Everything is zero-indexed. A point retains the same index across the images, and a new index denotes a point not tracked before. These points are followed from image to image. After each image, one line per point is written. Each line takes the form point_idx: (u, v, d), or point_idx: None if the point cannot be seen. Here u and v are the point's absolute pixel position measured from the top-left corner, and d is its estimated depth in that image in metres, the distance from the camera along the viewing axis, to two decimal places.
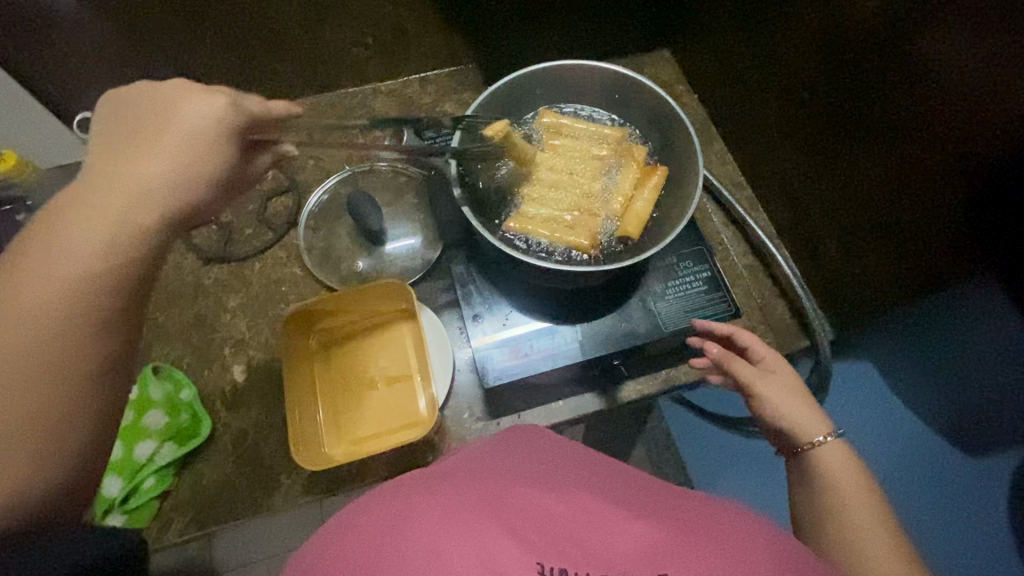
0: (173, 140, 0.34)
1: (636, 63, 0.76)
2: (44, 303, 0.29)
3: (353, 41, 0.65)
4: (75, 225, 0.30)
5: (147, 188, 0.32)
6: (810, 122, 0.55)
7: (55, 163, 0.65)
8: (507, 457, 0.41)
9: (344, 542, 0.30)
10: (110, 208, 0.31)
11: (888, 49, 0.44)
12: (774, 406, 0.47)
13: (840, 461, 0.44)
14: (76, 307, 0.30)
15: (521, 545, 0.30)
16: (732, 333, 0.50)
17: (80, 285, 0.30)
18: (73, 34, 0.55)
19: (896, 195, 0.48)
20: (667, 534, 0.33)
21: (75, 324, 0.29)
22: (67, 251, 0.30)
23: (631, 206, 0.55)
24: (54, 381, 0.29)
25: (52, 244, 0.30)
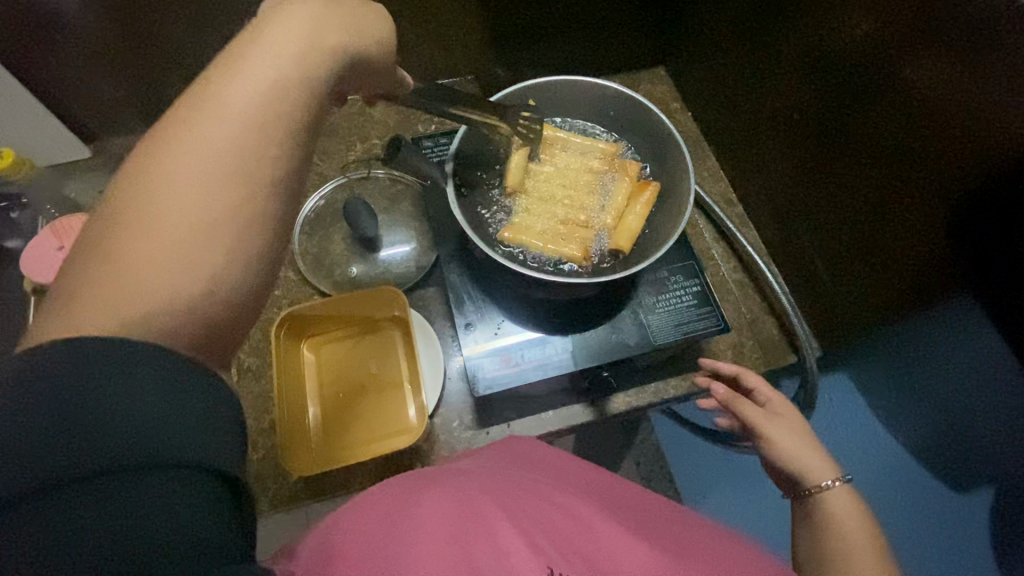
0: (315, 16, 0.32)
1: (633, 79, 0.77)
2: (202, 161, 0.26)
3: None
4: (240, 84, 0.28)
5: (290, 61, 0.29)
6: (800, 142, 0.56)
7: (52, 162, 0.65)
8: (514, 466, 0.41)
9: (352, 525, 0.30)
10: (271, 72, 0.29)
11: (877, 75, 0.46)
12: (783, 449, 0.47)
13: (845, 501, 0.44)
14: (234, 162, 0.27)
15: (532, 549, 0.30)
16: (739, 374, 0.52)
17: (236, 143, 0.27)
18: (76, 36, 0.55)
19: (883, 215, 0.49)
20: (674, 563, 0.33)
21: (228, 180, 0.27)
22: (225, 108, 0.27)
23: (623, 219, 0.55)
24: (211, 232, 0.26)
25: (204, 107, 0.27)
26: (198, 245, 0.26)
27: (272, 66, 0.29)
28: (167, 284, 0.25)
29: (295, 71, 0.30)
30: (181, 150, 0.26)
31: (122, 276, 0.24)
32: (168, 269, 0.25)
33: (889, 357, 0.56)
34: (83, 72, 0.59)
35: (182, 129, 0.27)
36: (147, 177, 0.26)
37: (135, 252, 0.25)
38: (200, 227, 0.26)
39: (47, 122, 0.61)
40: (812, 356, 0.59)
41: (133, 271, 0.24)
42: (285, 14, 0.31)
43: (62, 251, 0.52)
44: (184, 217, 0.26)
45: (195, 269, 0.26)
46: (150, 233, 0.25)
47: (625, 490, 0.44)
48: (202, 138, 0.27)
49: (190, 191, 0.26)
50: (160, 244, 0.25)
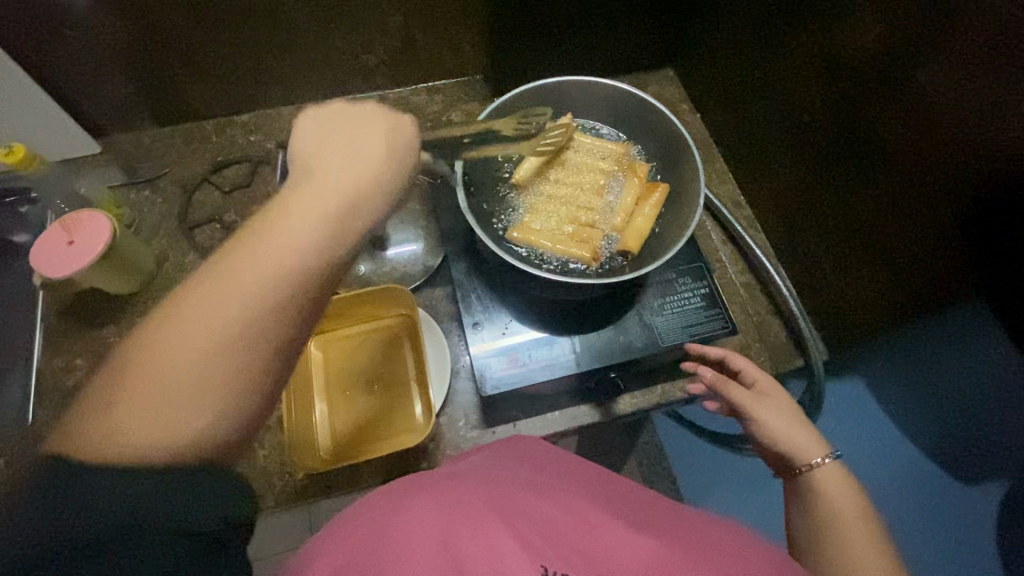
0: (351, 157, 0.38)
1: (641, 81, 0.77)
2: (245, 282, 0.30)
3: (365, 48, 0.65)
4: (292, 215, 0.33)
5: (330, 198, 0.35)
6: (809, 145, 0.56)
7: (61, 157, 0.65)
8: (503, 464, 0.41)
9: (335, 549, 0.29)
10: (321, 203, 0.34)
11: (888, 80, 0.46)
12: (770, 427, 0.47)
13: (836, 480, 0.44)
14: (273, 285, 0.30)
15: (525, 547, 0.30)
16: (724, 356, 0.52)
17: (280, 265, 0.31)
18: (87, 31, 0.55)
19: (893, 220, 0.48)
20: (669, 548, 0.33)
21: (260, 301, 0.30)
22: (275, 236, 0.32)
23: (632, 221, 0.55)
24: (236, 348, 0.29)
25: (261, 233, 0.32)
26: (221, 359, 0.29)
27: (322, 199, 0.34)
28: (192, 400, 0.28)
29: (341, 204, 0.34)
30: (229, 272, 0.30)
31: (156, 386, 0.28)
32: (195, 384, 0.28)
33: (888, 359, 0.56)
34: (93, 68, 0.59)
35: (237, 253, 0.31)
36: (193, 297, 0.30)
37: (168, 364, 0.28)
38: (227, 342, 0.29)
39: (57, 118, 0.61)
40: (819, 359, 0.59)
41: (164, 380, 0.28)
42: (337, 154, 0.37)
43: (73, 247, 0.52)
44: (217, 331, 0.29)
45: (219, 384, 0.29)
46: (185, 346, 0.28)
47: (624, 487, 0.43)
48: (250, 261, 0.31)
49: (223, 304, 0.29)
50: (191, 362, 0.28)
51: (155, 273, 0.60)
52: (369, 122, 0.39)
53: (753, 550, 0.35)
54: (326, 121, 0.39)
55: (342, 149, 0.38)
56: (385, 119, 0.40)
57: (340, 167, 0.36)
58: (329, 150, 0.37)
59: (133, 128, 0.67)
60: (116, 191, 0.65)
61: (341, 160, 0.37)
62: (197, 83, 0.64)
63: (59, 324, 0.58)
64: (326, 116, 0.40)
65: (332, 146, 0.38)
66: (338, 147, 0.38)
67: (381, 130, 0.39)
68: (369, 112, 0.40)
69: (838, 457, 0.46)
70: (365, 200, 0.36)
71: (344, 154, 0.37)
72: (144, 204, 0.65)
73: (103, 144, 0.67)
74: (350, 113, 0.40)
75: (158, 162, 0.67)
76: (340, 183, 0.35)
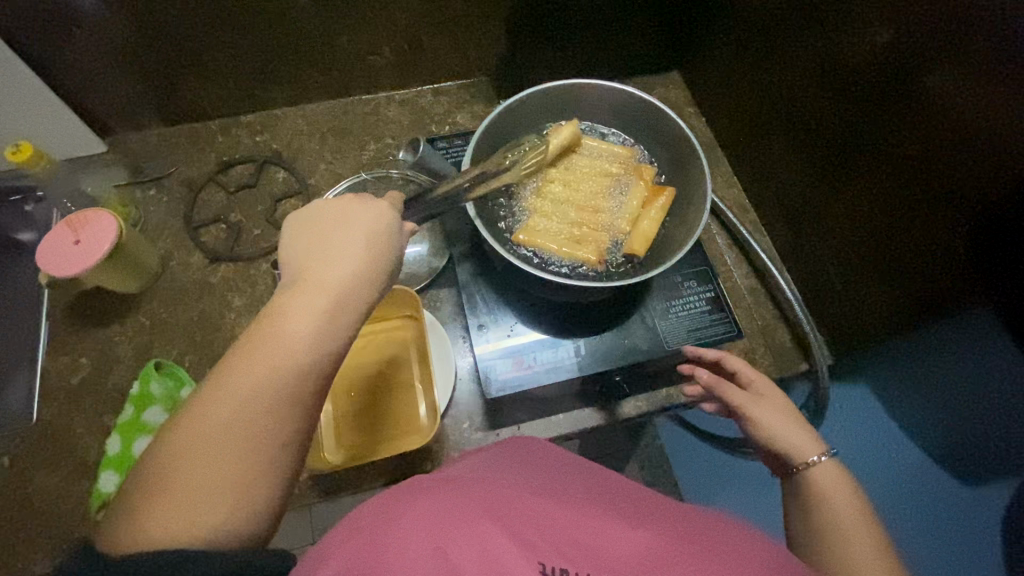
0: (342, 239, 0.36)
1: (646, 84, 0.77)
2: (248, 385, 0.30)
3: (371, 49, 0.65)
4: (285, 318, 0.32)
5: (333, 288, 0.34)
6: (815, 150, 0.56)
7: (68, 155, 0.65)
8: (499, 464, 0.41)
9: (333, 557, 0.29)
10: (313, 302, 0.33)
11: (894, 85, 0.46)
12: (768, 428, 0.47)
13: (831, 477, 0.44)
14: (275, 381, 0.30)
15: (523, 545, 0.31)
16: (720, 358, 0.52)
17: (281, 363, 0.31)
18: (94, 29, 0.55)
19: (899, 226, 0.48)
20: (665, 541, 0.34)
21: (264, 394, 0.30)
22: (275, 338, 0.31)
23: (638, 224, 0.55)
24: (248, 448, 0.29)
25: (257, 340, 0.31)
26: (235, 459, 0.29)
27: (313, 298, 0.33)
28: (208, 508, 0.28)
29: (333, 300, 0.33)
30: (232, 375, 0.30)
31: (175, 497, 0.28)
32: (212, 489, 0.28)
33: (888, 363, 0.56)
34: (100, 67, 0.59)
35: (237, 364, 0.31)
36: (216, 385, 0.30)
37: (185, 476, 0.28)
38: (239, 444, 0.29)
39: (64, 116, 0.61)
40: (824, 363, 0.59)
41: (182, 491, 0.28)
42: (322, 249, 0.36)
43: (79, 246, 0.52)
44: (229, 433, 0.29)
45: (234, 486, 0.29)
46: (198, 454, 0.29)
47: (628, 486, 0.43)
48: (265, 345, 0.31)
49: (233, 395, 0.30)
50: (204, 470, 0.28)
51: (161, 272, 0.60)
52: (350, 209, 0.38)
53: (747, 542, 0.35)
54: (308, 216, 0.38)
55: (326, 241, 0.36)
56: (366, 203, 0.39)
57: (326, 260, 0.35)
58: (315, 246, 0.36)
59: (139, 128, 0.67)
60: (122, 190, 0.65)
61: (326, 254, 0.36)
62: (203, 83, 0.64)
63: (64, 322, 0.58)
64: (309, 212, 0.39)
65: (316, 241, 0.37)
66: (324, 240, 0.37)
67: (363, 216, 0.38)
68: (351, 200, 0.39)
69: (834, 456, 0.46)
70: (359, 292, 0.35)
71: (331, 245, 0.36)
72: (149, 204, 0.64)
73: (109, 143, 0.67)
74: (332, 204, 0.39)
75: (163, 161, 0.67)
76: (328, 278, 0.34)
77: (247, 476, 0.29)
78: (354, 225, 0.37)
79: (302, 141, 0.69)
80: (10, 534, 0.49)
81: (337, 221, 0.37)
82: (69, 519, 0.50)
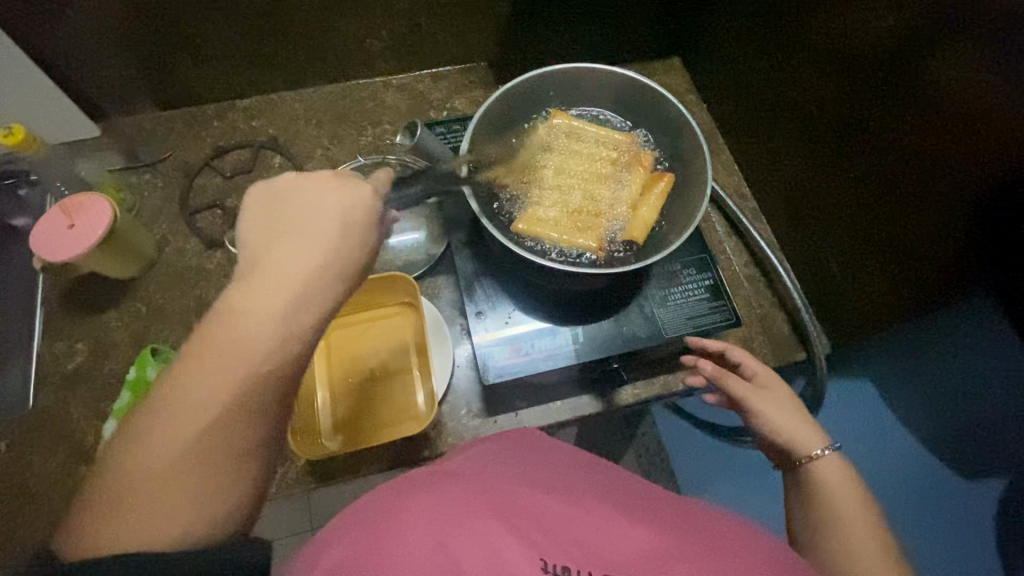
0: (308, 225, 0.33)
1: (647, 70, 0.76)
2: (204, 390, 0.28)
3: (368, 33, 0.65)
4: (237, 318, 0.30)
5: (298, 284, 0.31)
6: (817, 136, 0.55)
7: (62, 139, 0.64)
8: (500, 459, 0.41)
9: (333, 549, 0.29)
10: (267, 298, 0.30)
11: (899, 69, 0.45)
12: (771, 420, 0.47)
13: (836, 471, 0.44)
14: (235, 384, 0.29)
15: (522, 541, 0.30)
16: (725, 350, 0.51)
17: (235, 365, 0.29)
18: (89, 12, 0.54)
19: (901, 212, 0.48)
20: (667, 539, 0.33)
21: (228, 399, 0.28)
22: (226, 341, 0.29)
23: (636, 211, 0.55)
24: (205, 457, 0.28)
25: (211, 342, 0.30)
26: (189, 468, 0.27)
27: (271, 295, 0.31)
28: (154, 523, 0.26)
29: (292, 297, 0.31)
30: (190, 370, 0.29)
31: (135, 495, 0.26)
32: (158, 503, 0.26)
33: (890, 353, 0.56)
34: (95, 50, 0.58)
35: (188, 369, 0.29)
36: (181, 375, 0.29)
37: (136, 487, 0.27)
38: (196, 445, 0.28)
39: (58, 99, 0.60)
40: (823, 353, 0.59)
41: (141, 494, 0.26)
42: (284, 242, 0.33)
43: (73, 231, 0.52)
44: (185, 441, 0.28)
45: (185, 500, 0.27)
46: (153, 467, 0.27)
47: (629, 482, 0.43)
48: (224, 331, 0.30)
49: (196, 384, 0.28)
50: (156, 481, 0.27)
51: (157, 257, 0.60)
52: (320, 189, 0.34)
53: (747, 542, 0.35)
54: (279, 191, 0.34)
55: (295, 226, 0.33)
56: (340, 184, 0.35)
57: (292, 250, 0.32)
58: (278, 235, 0.33)
59: (133, 111, 0.66)
60: (117, 174, 0.64)
61: (293, 242, 0.33)
62: (198, 66, 0.63)
63: (60, 307, 0.58)
64: (274, 188, 0.35)
65: (277, 225, 0.33)
66: (288, 228, 0.33)
67: (338, 198, 0.34)
68: (322, 178, 0.35)
69: (838, 449, 0.46)
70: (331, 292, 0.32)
71: (292, 236, 0.33)
72: (145, 189, 0.64)
73: (103, 127, 0.66)
74: (303, 180, 0.35)
75: (158, 146, 0.66)
76: (293, 271, 0.32)
77: (203, 490, 0.27)
78: (322, 209, 0.34)
79: (298, 126, 0.68)
80: (9, 518, 0.49)
81: (305, 199, 0.34)
82: (67, 504, 0.50)
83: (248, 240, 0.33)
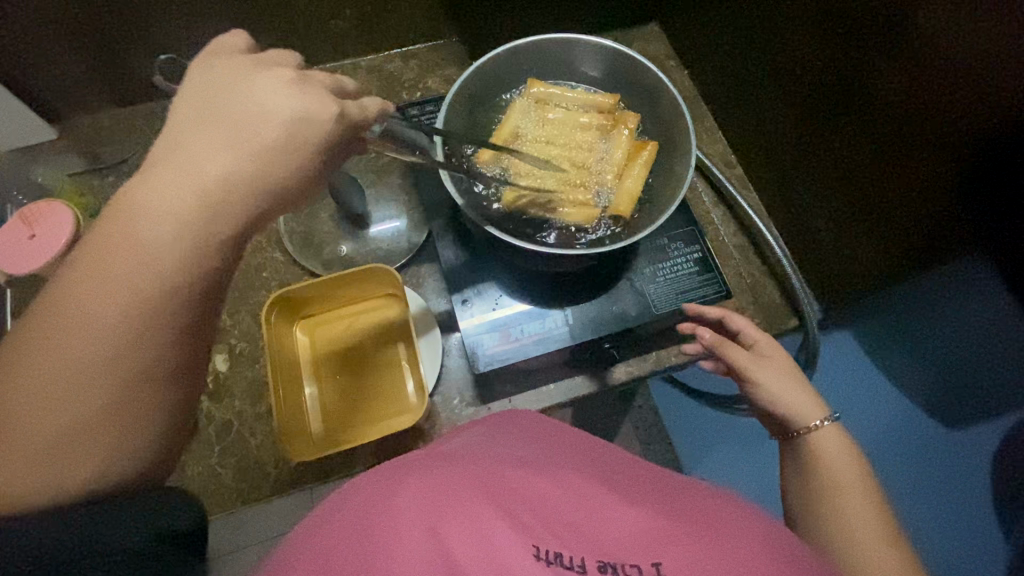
0: (228, 130, 0.30)
1: (625, 37, 0.74)
2: (70, 360, 0.26)
3: (332, 13, 0.61)
4: (109, 264, 0.27)
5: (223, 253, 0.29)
6: (801, 94, 0.54)
7: (16, 144, 0.62)
8: (495, 444, 0.40)
9: (318, 539, 0.28)
10: (142, 247, 0.27)
11: (880, 22, 0.43)
12: (772, 392, 0.46)
13: (834, 442, 0.44)
14: (118, 334, 0.27)
15: (514, 526, 0.29)
16: (724, 317, 0.50)
17: (118, 320, 0.27)
18: (35, 13, 0.51)
19: (890, 171, 0.46)
20: (665, 521, 0.32)
21: (122, 346, 0.27)
22: (123, 267, 0.27)
23: (621, 183, 0.54)
24: (86, 413, 0.26)
25: (69, 297, 0.27)
26: (98, 400, 0.26)
27: (150, 235, 0.28)
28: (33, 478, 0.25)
29: (188, 221, 0.28)
30: (95, 293, 0.27)
31: (35, 429, 0.25)
32: (66, 434, 0.26)
33: (888, 309, 0.56)
34: (46, 53, 0.55)
35: (59, 317, 0.26)
36: (81, 297, 0.26)
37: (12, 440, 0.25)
38: (105, 375, 0.26)
39: (8, 104, 0.57)
40: (813, 318, 0.59)
41: (46, 430, 0.25)
42: (199, 154, 0.30)
43: (34, 241, 0.49)
44: (67, 386, 0.26)
45: (83, 455, 0.26)
46: (28, 422, 0.25)
47: (627, 462, 0.42)
48: (130, 259, 0.27)
49: (104, 311, 0.26)
50: (31, 448, 0.25)
51: None
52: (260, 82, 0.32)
53: (750, 522, 0.33)
54: (206, 103, 0.31)
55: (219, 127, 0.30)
56: (321, 131, 0.32)
57: (207, 144, 0.30)
58: (202, 144, 0.30)
59: (90, 110, 0.63)
60: (76, 178, 0.62)
61: (201, 145, 0.30)
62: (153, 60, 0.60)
63: None
64: (197, 106, 0.31)
65: (204, 134, 0.30)
66: (212, 131, 0.30)
67: (270, 99, 0.31)
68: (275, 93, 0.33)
69: (836, 419, 0.45)
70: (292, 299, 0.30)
71: (207, 147, 0.30)
72: (109, 192, 0.62)
73: (60, 129, 0.63)
74: (230, 90, 0.32)
75: (120, 144, 0.64)
76: (197, 176, 0.29)
77: (90, 439, 0.26)
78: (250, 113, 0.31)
79: None
80: None
81: (245, 109, 0.31)
82: None
83: (173, 148, 0.30)
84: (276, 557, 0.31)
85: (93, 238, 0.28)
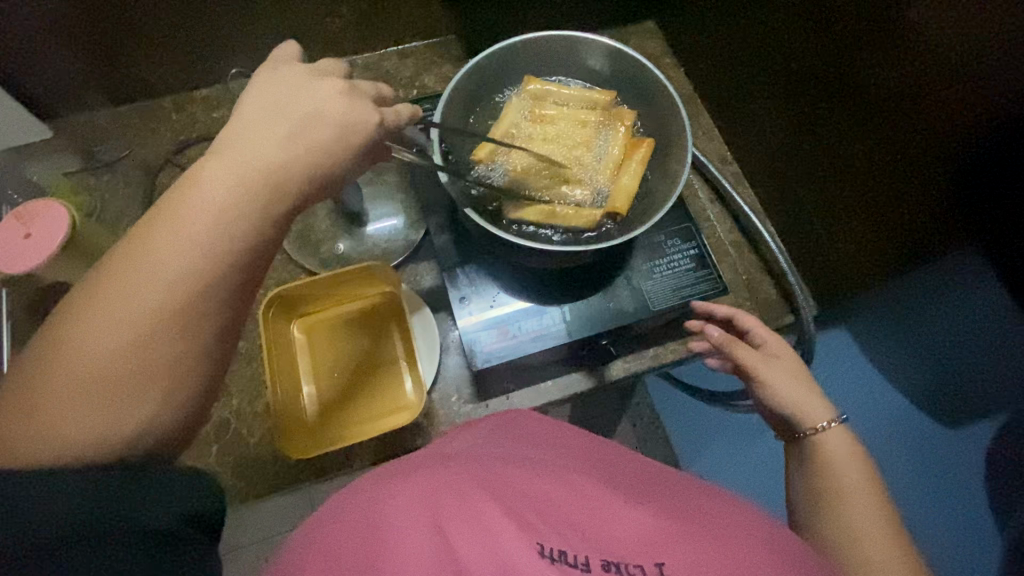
0: (265, 136, 0.32)
1: (620, 35, 0.74)
2: (104, 315, 0.27)
3: (328, 11, 0.61)
4: (161, 234, 0.29)
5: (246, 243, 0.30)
6: (796, 92, 0.54)
7: (11, 143, 0.61)
8: (499, 443, 0.40)
9: (323, 537, 0.29)
10: (191, 221, 0.29)
11: (875, 20, 0.43)
12: (777, 391, 0.46)
13: (841, 443, 0.45)
14: (164, 296, 0.28)
15: (518, 524, 0.29)
16: (734, 317, 0.50)
17: (165, 283, 0.28)
18: (29, 14, 0.51)
19: (885, 168, 0.47)
20: (668, 521, 0.32)
21: (165, 309, 0.28)
22: (173, 239, 0.29)
23: (618, 180, 0.53)
24: (127, 369, 0.27)
25: (123, 261, 0.28)
26: (138, 357, 0.27)
27: (197, 213, 0.29)
28: (75, 427, 0.26)
29: (232, 207, 0.30)
30: (147, 257, 0.28)
31: (79, 380, 0.26)
32: (107, 388, 0.26)
33: (886, 307, 0.56)
34: (41, 53, 0.55)
35: (110, 277, 0.28)
36: (132, 261, 0.28)
37: (56, 387, 0.26)
38: (146, 333, 0.27)
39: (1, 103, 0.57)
40: (810, 315, 0.59)
41: (91, 381, 0.26)
42: (245, 154, 0.32)
43: (29, 241, 0.49)
44: (112, 342, 0.27)
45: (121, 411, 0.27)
46: (75, 372, 0.26)
47: (629, 462, 0.42)
48: (178, 230, 0.29)
49: (153, 272, 0.28)
50: (76, 395, 0.26)
51: None
52: (304, 94, 0.34)
53: (751, 521, 0.33)
54: (247, 111, 0.33)
55: (261, 131, 0.33)
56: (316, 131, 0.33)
57: (238, 149, 0.32)
58: (238, 145, 0.32)
59: (85, 109, 0.63)
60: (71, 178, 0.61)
61: (243, 144, 0.32)
62: (148, 58, 0.60)
63: (26, 320, 0.56)
64: (241, 115, 0.33)
65: (240, 138, 0.32)
66: (250, 135, 0.32)
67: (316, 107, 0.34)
68: (279, 96, 0.34)
69: (844, 421, 0.46)
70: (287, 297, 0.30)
71: (235, 151, 0.31)
72: (105, 191, 0.62)
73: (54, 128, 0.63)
74: (264, 99, 0.34)
75: (117, 143, 0.64)
76: (231, 171, 0.31)
77: (127, 395, 0.27)
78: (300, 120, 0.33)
79: None
80: None
81: (285, 120, 0.33)
82: None
83: (222, 147, 0.32)
84: (278, 553, 0.31)
85: (149, 214, 0.30)
